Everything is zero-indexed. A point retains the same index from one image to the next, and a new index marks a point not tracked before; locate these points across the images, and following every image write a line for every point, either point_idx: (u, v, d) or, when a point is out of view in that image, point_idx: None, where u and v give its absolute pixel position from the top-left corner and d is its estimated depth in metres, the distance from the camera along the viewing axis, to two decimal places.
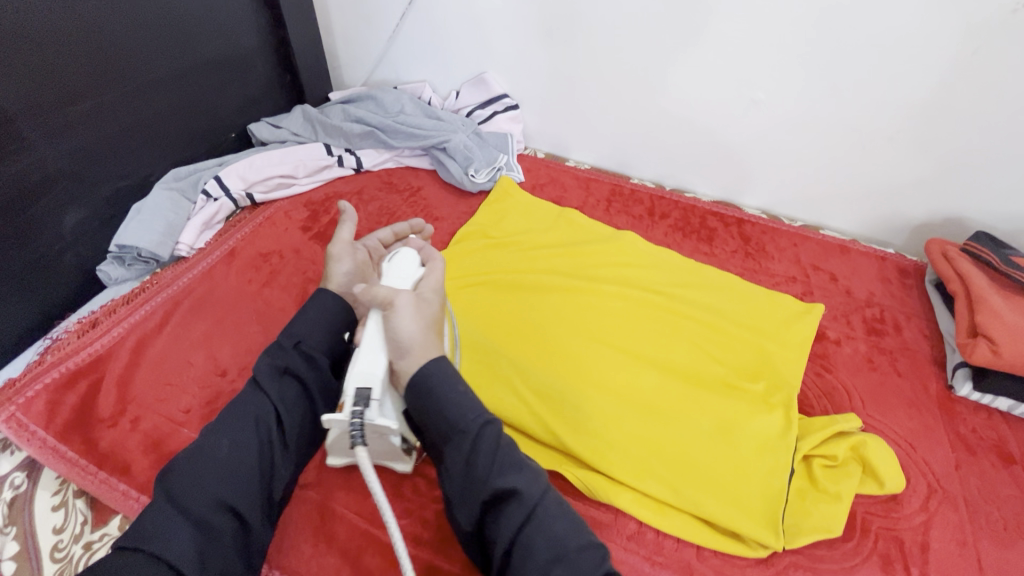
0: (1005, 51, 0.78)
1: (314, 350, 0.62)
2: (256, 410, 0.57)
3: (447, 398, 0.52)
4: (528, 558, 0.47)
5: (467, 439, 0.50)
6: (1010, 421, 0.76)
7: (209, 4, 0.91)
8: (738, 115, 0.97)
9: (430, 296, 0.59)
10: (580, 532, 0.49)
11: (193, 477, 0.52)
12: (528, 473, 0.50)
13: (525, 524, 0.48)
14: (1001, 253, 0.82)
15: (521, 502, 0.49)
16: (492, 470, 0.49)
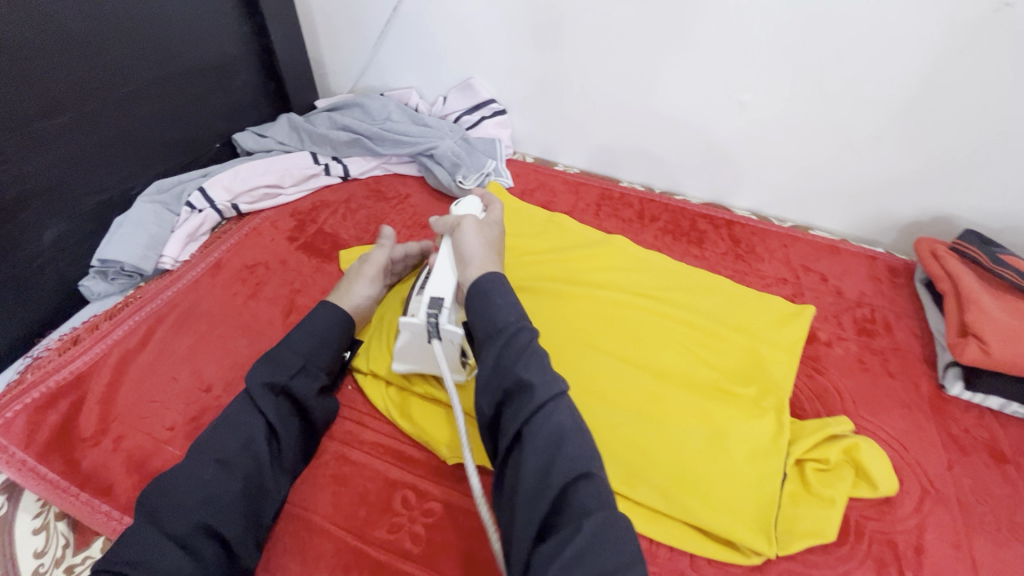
0: (989, 50, 0.78)
1: (310, 363, 0.65)
2: (246, 427, 0.59)
3: (493, 300, 0.58)
4: (533, 443, 0.50)
5: (501, 332, 0.56)
6: (1001, 419, 0.76)
7: (191, 14, 0.90)
8: (726, 117, 0.97)
9: (490, 227, 0.69)
10: (584, 435, 0.52)
11: (176, 496, 0.53)
12: (552, 373, 0.54)
13: (537, 415, 0.51)
14: (988, 251, 0.82)
15: (536, 394, 0.52)
16: (519, 362, 0.54)
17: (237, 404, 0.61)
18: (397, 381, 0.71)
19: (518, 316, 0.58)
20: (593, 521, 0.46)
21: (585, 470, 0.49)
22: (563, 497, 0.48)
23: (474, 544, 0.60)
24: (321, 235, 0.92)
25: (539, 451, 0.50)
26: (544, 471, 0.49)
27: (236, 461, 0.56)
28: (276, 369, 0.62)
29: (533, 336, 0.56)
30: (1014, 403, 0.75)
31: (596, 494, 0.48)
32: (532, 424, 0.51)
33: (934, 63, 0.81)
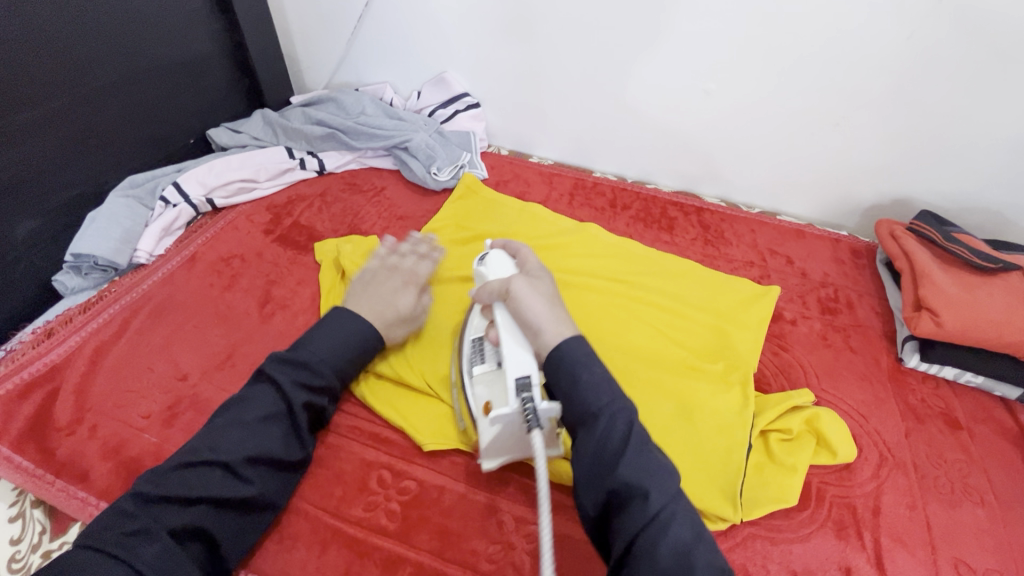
0: (936, 36, 0.81)
1: (339, 380, 0.65)
2: (269, 433, 0.58)
3: (585, 380, 0.54)
4: (649, 554, 0.45)
5: (600, 422, 0.52)
6: (957, 389, 0.80)
7: (162, 10, 0.90)
8: (692, 107, 1.00)
9: (542, 279, 0.64)
10: (701, 537, 0.48)
11: (185, 488, 0.52)
12: (664, 474, 0.50)
13: (653, 527, 0.46)
14: (942, 230, 0.85)
15: (648, 501, 0.47)
16: (622, 458, 0.50)
17: (261, 399, 0.59)
18: (372, 368, 0.72)
19: (613, 401, 0.53)
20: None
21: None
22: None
23: (449, 519, 0.62)
24: (297, 227, 0.93)
25: (659, 570, 0.45)
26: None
27: (251, 468, 0.56)
28: (312, 378, 0.62)
29: (638, 427, 0.52)
30: (968, 372, 0.78)
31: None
32: (648, 536, 0.46)
33: (888, 50, 0.84)
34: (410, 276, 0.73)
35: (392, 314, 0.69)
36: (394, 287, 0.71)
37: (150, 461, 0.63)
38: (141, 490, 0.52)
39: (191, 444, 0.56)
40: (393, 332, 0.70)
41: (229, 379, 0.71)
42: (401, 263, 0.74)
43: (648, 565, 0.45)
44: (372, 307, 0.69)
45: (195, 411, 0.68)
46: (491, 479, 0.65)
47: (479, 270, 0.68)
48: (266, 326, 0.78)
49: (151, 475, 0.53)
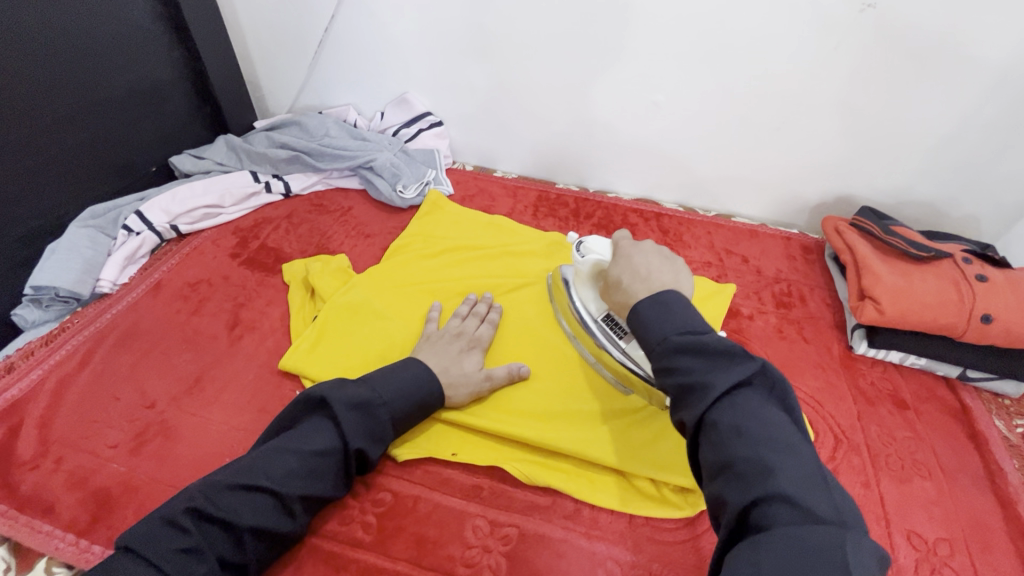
0: (861, 44, 0.88)
1: (392, 428, 0.64)
2: (319, 471, 0.58)
3: (648, 314, 0.55)
4: (714, 439, 0.47)
5: (668, 346, 0.52)
6: (903, 372, 0.85)
7: (120, 40, 0.91)
8: (643, 117, 1.05)
9: (638, 253, 0.65)
10: (776, 437, 0.45)
11: (234, 512, 0.53)
12: (731, 371, 0.48)
13: (717, 413, 0.47)
14: (880, 223, 0.91)
15: (710, 394, 0.48)
16: (685, 359, 0.51)
17: (321, 432, 0.60)
18: None
19: (697, 323, 0.53)
20: (781, 533, 0.40)
21: (770, 468, 0.43)
22: (751, 507, 0.43)
23: (425, 526, 0.63)
24: (264, 250, 0.94)
25: (722, 452, 0.46)
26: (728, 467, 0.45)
27: (297, 503, 0.57)
28: (372, 423, 0.62)
29: (718, 339, 0.51)
30: (912, 355, 0.83)
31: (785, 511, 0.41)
32: (711, 421, 0.47)
33: (818, 57, 0.91)
34: (473, 340, 0.76)
35: (456, 374, 0.71)
36: (458, 349, 0.74)
37: (118, 490, 0.63)
38: (196, 504, 0.52)
39: (246, 462, 0.57)
40: (456, 394, 0.70)
41: (198, 403, 0.71)
42: (463, 329, 0.77)
43: (711, 449, 0.47)
44: (438, 362, 0.71)
45: (164, 437, 0.67)
46: (465, 486, 0.67)
47: (579, 259, 0.73)
48: (235, 349, 0.78)
49: (207, 488, 0.53)
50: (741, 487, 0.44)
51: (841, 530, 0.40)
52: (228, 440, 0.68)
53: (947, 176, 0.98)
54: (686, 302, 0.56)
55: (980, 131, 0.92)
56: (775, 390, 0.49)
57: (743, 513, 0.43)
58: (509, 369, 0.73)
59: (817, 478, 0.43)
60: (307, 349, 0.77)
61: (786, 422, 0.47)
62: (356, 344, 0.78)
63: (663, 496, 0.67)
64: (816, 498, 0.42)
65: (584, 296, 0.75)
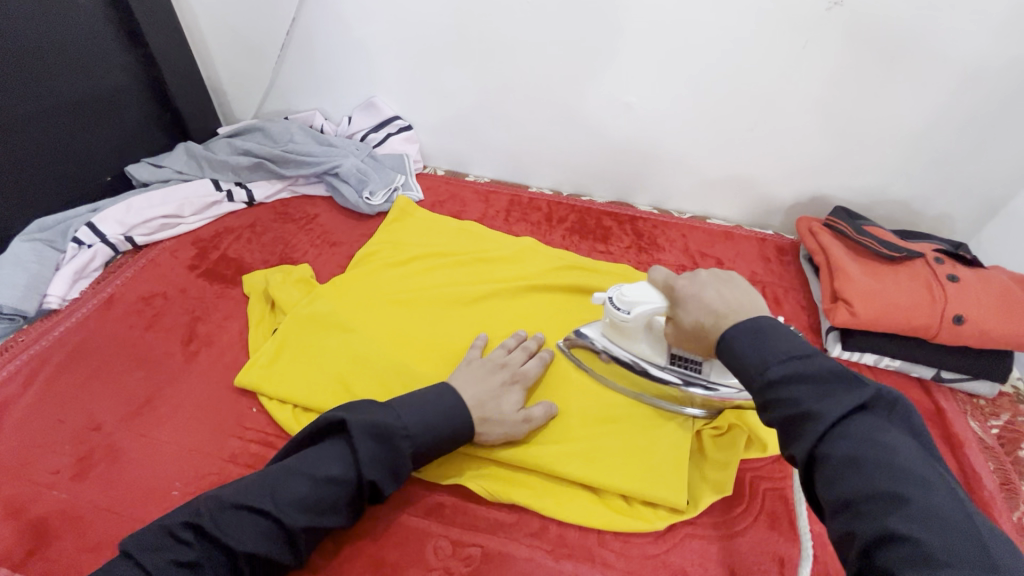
0: (829, 42, 0.87)
1: (410, 462, 0.59)
2: (328, 501, 0.55)
3: (743, 344, 0.49)
4: (833, 477, 0.40)
5: (772, 376, 0.46)
6: (878, 374, 0.83)
7: (70, 46, 0.88)
8: (615, 118, 1.03)
9: (704, 287, 0.58)
10: (906, 465, 0.39)
11: (236, 535, 0.52)
12: (844, 397, 0.43)
13: (829, 443, 0.42)
14: (853, 223, 0.89)
15: (819, 423, 0.42)
16: (788, 386, 0.45)
17: (336, 458, 0.57)
18: (304, 401, 0.71)
19: (801, 347, 0.47)
20: None
21: (898, 497, 0.38)
22: (879, 550, 0.37)
23: (385, 550, 0.61)
24: (224, 261, 0.91)
25: (838, 487, 0.40)
26: (856, 510, 0.39)
27: (302, 534, 0.54)
28: (389, 455, 0.58)
29: (828, 363, 0.45)
30: (886, 357, 0.82)
31: (918, 551, 0.35)
32: (824, 455, 0.41)
33: (784, 56, 0.90)
34: (517, 373, 0.70)
35: (492, 409, 0.65)
36: (501, 381, 0.68)
37: (59, 519, 0.60)
38: (198, 519, 0.52)
39: (256, 480, 0.55)
40: (490, 431, 0.64)
41: (147, 425, 0.68)
42: (509, 360, 0.71)
43: (830, 488, 0.41)
44: (475, 396, 0.65)
45: (109, 462, 0.65)
46: (428, 504, 0.64)
47: (621, 315, 0.66)
48: (190, 366, 0.75)
49: (215, 503, 0.53)
50: (864, 523, 0.38)
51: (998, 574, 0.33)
52: (179, 463, 0.65)
53: (919, 175, 0.98)
54: (784, 329, 0.50)
55: (952, 129, 0.91)
56: (894, 413, 0.43)
57: (872, 554, 0.37)
58: (547, 410, 0.69)
59: (966, 519, 0.36)
60: (265, 364, 0.74)
61: (914, 447, 0.41)
62: (315, 357, 0.75)
63: (639, 510, 0.65)
64: (961, 537, 0.36)
65: (636, 345, 0.69)
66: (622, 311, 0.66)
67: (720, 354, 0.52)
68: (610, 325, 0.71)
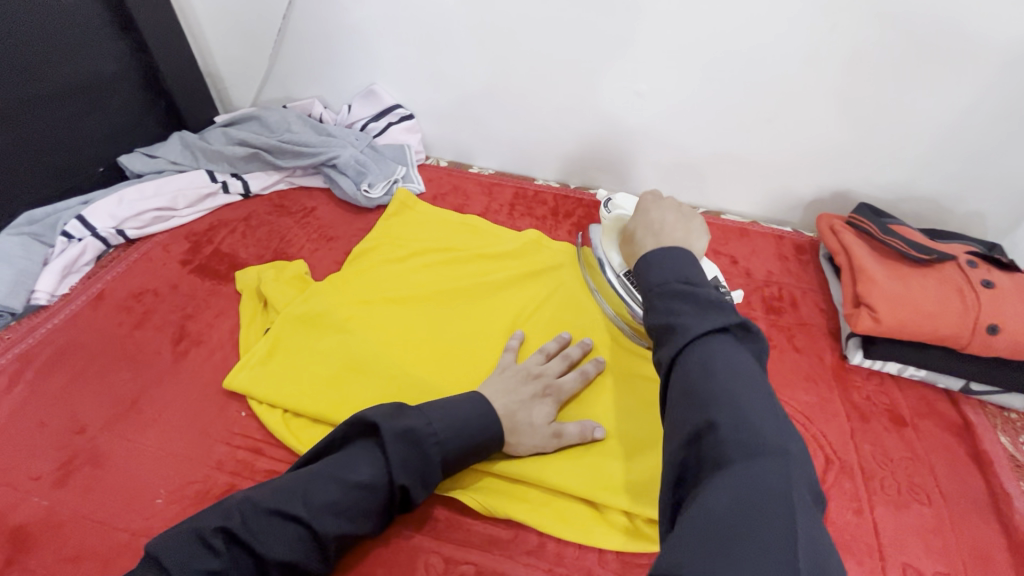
0: (859, 27, 0.80)
1: (440, 468, 0.57)
2: (357, 507, 0.53)
3: (659, 257, 0.55)
4: (684, 376, 0.45)
5: (664, 292, 0.51)
6: (901, 383, 0.78)
7: (55, 29, 0.84)
8: (627, 108, 0.98)
9: (655, 208, 0.70)
10: (745, 373, 0.44)
11: (266, 540, 0.50)
12: (709, 317, 0.47)
13: (688, 352, 0.46)
14: (879, 223, 0.84)
15: (683, 334, 0.47)
16: (673, 305, 0.49)
17: (367, 462, 0.54)
18: (293, 407, 0.68)
19: (695, 277, 0.52)
20: (744, 480, 0.37)
21: (735, 393, 0.42)
22: (706, 439, 0.41)
23: (373, 567, 0.58)
24: (217, 256, 0.88)
25: (683, 385, 0.45)
26: (693, 402, 0.43)
27: (332, 540, 0.52)
28: (420, 461, 0.56)
29: (712, 293, 0.49)
30: (911, 366, 0.77)
31: (723, 439, 0.40)
32: (681, 360, 0.46)
33: (808, 43, 0.84)
34: (552, 385, 0.67)
35: (523, 419, 0.63)
36: (531, 393, 0.65)
37: (39, 527, 0.58)
38: (229, 523, 0.50)
39: (287, 483, 0.53)
40: (521, 443, 0.63)
41: (132, 428, 0.66)
42: (545, 370, 0.68)
43: (679, 388, 0.45)
44: (507, 406, 0.63)
45: (92, 467, 0.63)
46: (419, 517, 0.62)
47: (606, 214, 0.80)
48: (179, 366, 0.73)
49: (244, 506, 0.51)
50: (694, 415, 0.43)
51: (784, 462, 0.38)
52: (164, 469, 0.63)
53: (952, 169, 0.91)
54: (693, 258, 0.55)
55: (990, 120, 0.85)
56: (748, 339, 0.47)
57: (695, 441, 0.42)
58: (582, 428, 0.65)
59: (775, 414, 0.42)
60: (255, 365, 0.71)
61: (752, 361, 0.46)
62: (307, 359, 0.73)
63: (634, 526, 0.61)
64: (768, 429, 0.40)
65: (610, 252, 0.79)
66: (608, 210, 0.80)
67: (638, 263, 0.57)
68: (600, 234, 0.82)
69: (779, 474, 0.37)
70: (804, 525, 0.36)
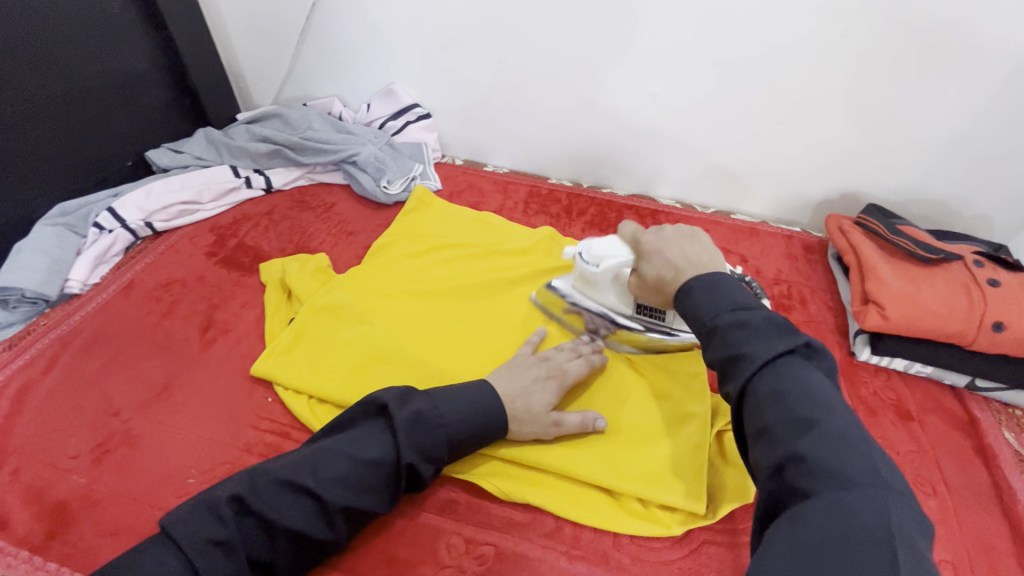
0: (868, 33, 0.83)
1: (447, 448, 0.60)
2: (365, 482, 0.55)
3: (701, 295, 0.53)
4: (758, 408, 0.44)
5: (719, 322, 0.50)
6: (907, 380, 0.80)
7: (88, 27, 0.87)
8: (640, 109, 1.00)
9: (668, 245, 0.64)
10: (819, 397, 0.43)
11: (276, 510, 0.52)
12: (773, 341, 0.46)
13: (758, 383, 0.45)
14: (887, 223, 0.86)
15: (751, 364, 0.46)
16: (731, 335, 0.48)
17: (375, 440, 0.57)
18: (317, 392, 0.70)
19: (747, 299, 0.51)
20: (830, 507, 0.36)
21: (808, 416, 0.42)
22: (787, 468, 0.41)
23: (397, 546, 0.60)
24: (241, 248, 0.91)
25: (760, 418, 0.44)
26: (769, 433, 0.43)
27: (339, 513, 0.54)
28: (428, 440, 0.58)
29: (770, 314, 0.49)
30: (917, 363, 0.79)
31: (811, 467, 0.39)
32: (751, 390, 0.46)
33: (820, 47, 0.86)
34: (556, 369, 0.68)
35: (522, 406, 0.64)
36: (535, 377, 0.66)
37: (77, 504, 0.60)
38: (240, 493, 0.52)
39: (298, 458, 0.56)
40: (519, 428, 0.64)
41: (164, 412, 0.69)
42: (551, 356, 0.70)
43: (755, 419, 0.45)
44: (509, 390, 0.65)
45: (126, 448, 0.65)
46: (440, 500, 0.64)
47: (590, 269, 0.72)
48: (207, 353, 0.75)
49: (254, 478, 0.53)
50: (776, 446, 0.42)
51: (882, 493, 0.37)
52: (195, 451, 0.65)
53: (959, 172, 0.93)
54: (735, 283, 0.54)
55: (997, 124, 0.86)
56: (817, 358, 0.47)
57: (778, 474, 0.41)
58: (583, 418, 0.66)
59: (858, 436, 0.41)
60: (280, 353, 0.74)
61: (824, 381, 0.45)
62: (330, 348, 0.75)
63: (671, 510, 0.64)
64: (852, 453, 0.40)
65: (604, 298, 0.75)
66: (591, 265, 0.72)
67: (680, 302, 0.56)
68: (577, 282, 0.77)
69: (876, 505, 0.36)
70: (912, 558, 0.34)
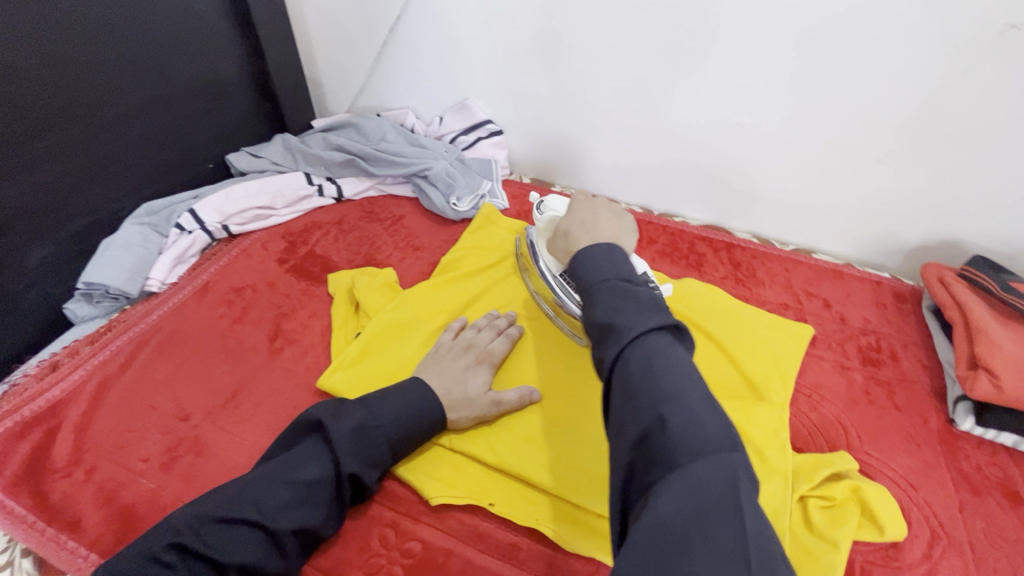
0: (995, 68, 0.75)
1: (390, 452, 0.60)
2: (314, 501, 0.55)
3: (596, 257, 0.52)
4: (625, 377, 0.41)
5: (602, 288, 0.48)
6: (1016, 457, 0.72)
7: (185, 34, 0.90)
8: (723, 138, 0.95)
9: (590, 208, 0.67)
10: (685, 368, 0.42)
11: (220, 547, 0.50)
12: (652, 317, 0.44)
13: (630, 352, 0.42)
14: (1000, 279, 0.78)
15: (624, 333, 0.43)
16: (613, 307, 0.46)
17: (314, 460, 0.56)
18: None
19: (631, 275, 0.50)
20: (685, 484, 0.34)
21: (674, 388, 0.40)
22: (649, 442, 0.38)
23: None
24: (311, 257, 0.91)
25: (626, 387, 0.41)
26: (629, 403, 0.40)
27: (290, 536, 0.53)
28: (370, 452, 0.58)
29: (651, 293, 0.47)
30: None
31: (677, 441, 0.37)
32: (624, 359, 0.42)
33: (934, 83, 0.79)
34: (483, 354, 0.72)
35: (458, 394, 0.66)
36: (465, 365, 0.69)
37: (145, 508, 0.61)
38: (181, 539, 0.49)
39: (235, 490, 0.53)
40: (459, 416, 0.66)
41: (231, 421, 0.69)
42: (475, 342, 0.73)
43: (619, 390, 0.41)
44: (441, 382, 0.66)
45: (194, 455, 0.65)
46: (502, 544, 0.61)
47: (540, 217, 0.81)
48: (275, 363, 0.75)
49: (192, 520, 0.50)
50: (640, 420, 0.39)
51: (732, 457, 0.36)
52: None
53: None
54: (628, 256, 0.53)
55: None
56: (683, 340, 0.46)
57: (641, 448, 0.38)
58: (520, 395, 0.69)
59: (712, 406, 0.40)
60: (348, 368, 0.73)
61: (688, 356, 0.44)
62: (393, 368, 0.73)
63: (604, 528, 0.61)
64: (710, 424, 0.38)
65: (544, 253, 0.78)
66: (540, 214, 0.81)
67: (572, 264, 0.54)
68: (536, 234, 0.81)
69: (724, 470, 0.35)
70: (755, 527, 0.34)
